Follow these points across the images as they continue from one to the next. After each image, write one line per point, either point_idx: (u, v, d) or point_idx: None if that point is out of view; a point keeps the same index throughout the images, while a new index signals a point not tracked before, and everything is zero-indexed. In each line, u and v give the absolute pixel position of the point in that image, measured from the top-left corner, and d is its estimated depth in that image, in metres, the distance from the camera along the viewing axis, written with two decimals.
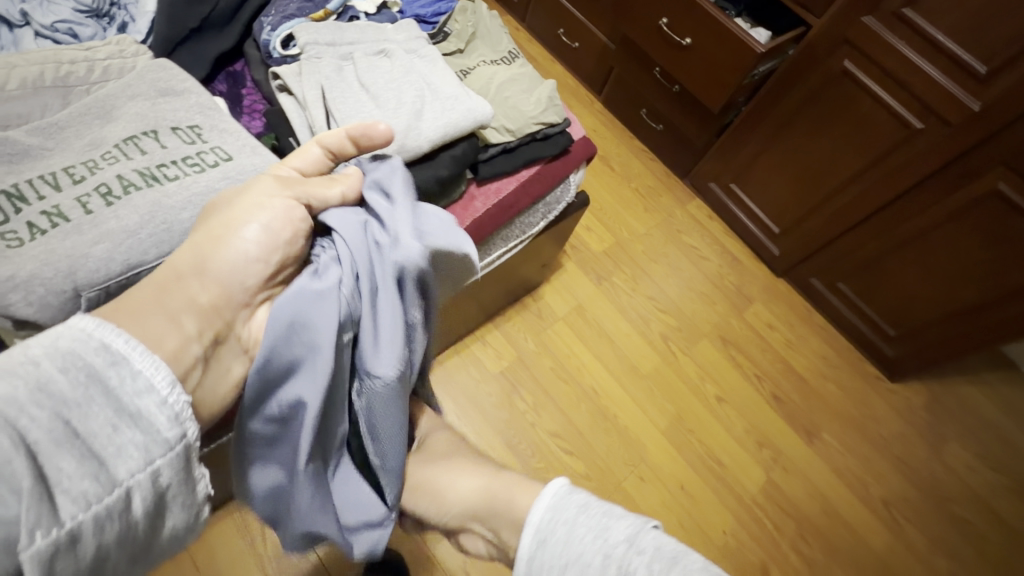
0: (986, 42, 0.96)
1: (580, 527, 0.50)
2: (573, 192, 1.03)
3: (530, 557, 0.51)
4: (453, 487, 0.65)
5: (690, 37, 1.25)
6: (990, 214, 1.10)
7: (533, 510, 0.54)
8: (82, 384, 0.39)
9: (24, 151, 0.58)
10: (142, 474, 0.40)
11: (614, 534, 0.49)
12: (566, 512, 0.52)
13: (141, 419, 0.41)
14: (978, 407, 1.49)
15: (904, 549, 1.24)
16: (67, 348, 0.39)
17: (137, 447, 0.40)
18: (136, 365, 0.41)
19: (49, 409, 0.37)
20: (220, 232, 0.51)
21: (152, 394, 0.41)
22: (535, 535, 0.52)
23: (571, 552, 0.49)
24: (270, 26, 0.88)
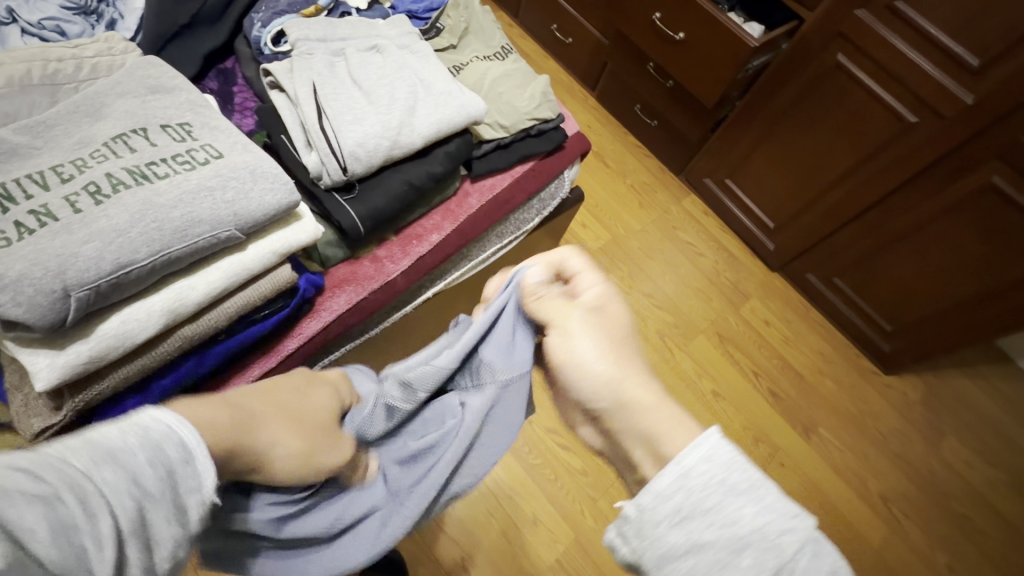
0: (979, 35, 0.97)
1: (739, 496, 0.39)
2: (567, 188, 1.03)
3: (659, 496, 0.40)
4: (596, 362, 0.47)
5: (684, 31, 1.25)
6: (984, 206, 1.10)
7: (685, 451, 0.41)
8: (162, 479, 0.33)
9: (11, 151, 0.58)
10: (167, 574, 0.33)
11: (779, 521, 0.38)
12: (727, 474, 0.40)
13: (182, 514, 0.34)
14: (973, 400, 1.50)
15: (900, 541, 1.26)
16: (145, 429, 0.33)
17: (171, 544, 0.33)
18: (201, 464, 0.35)
19: (121, 491, 0.31)
20: (276, 422, 0.47)
21: (199, 494, 0.35)
22: (679, 476, 0.40)
23: (725, 518, 0.38)
24: (261, 22, 0.88)
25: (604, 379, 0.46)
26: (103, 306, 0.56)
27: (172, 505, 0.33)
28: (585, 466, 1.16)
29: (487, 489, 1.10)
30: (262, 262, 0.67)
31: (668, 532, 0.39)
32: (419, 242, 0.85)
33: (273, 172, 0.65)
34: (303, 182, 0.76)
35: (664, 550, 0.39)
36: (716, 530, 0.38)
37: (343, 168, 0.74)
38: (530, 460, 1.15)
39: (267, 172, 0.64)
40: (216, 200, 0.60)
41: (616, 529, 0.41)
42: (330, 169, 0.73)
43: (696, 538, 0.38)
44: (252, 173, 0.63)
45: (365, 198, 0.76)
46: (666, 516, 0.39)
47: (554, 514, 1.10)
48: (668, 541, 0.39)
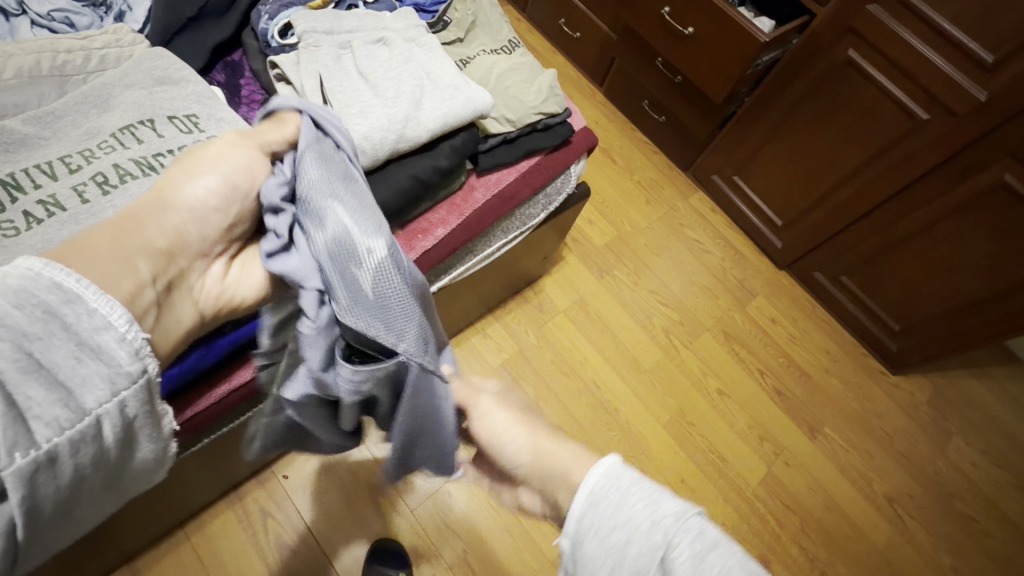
0: (994, 30, 0.95)
1: (632, 497, 0.43)
2: (573, 184, 1.02)
3: (578, 517, 0.44)
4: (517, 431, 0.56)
5: (693, 27, 1.24)
6: (993, 205, 1.09)
7: (588, 475, 0.45)
8: (42, 322, 0.38)
9: (20, 140, 0.58)
10: (109, 405, 0.40)
11: (666, 506, 0.42)
12: (621, 480, 0.45)
13: (102, 352, 0.40)
14: (983, 402, 1.48)
15: (904, 541, 1.25)
16: (16, 284, 0.38)
17: (102, 378, 0.40)
18: (92, 304, 0.40)
19: (8, 339, 0.36)
20: (179, 177, 0.52)
21: (110, 331, 0.40)
22: (586, 496, 0.45)
23: (621, 518, 0.42)
24: (267, 15, 0.87)
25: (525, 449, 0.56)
26: None
27: (72, 340, 0.39)
28: None
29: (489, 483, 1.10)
30: None
31: (588, 543, 0.43)
32: (425, 236, 0.84)
33: None
34: None
35: (590, 564, 0.42)
36: (619, 530, 0.42)
37: None
38: None
39: None
40: None
41: (563, 565, 0.46)
42: None
43: (609, 544, 0.42)
44: None
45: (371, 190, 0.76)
46: (587, 529, 0.43)
47: None
48: (590, 555, 0.43)
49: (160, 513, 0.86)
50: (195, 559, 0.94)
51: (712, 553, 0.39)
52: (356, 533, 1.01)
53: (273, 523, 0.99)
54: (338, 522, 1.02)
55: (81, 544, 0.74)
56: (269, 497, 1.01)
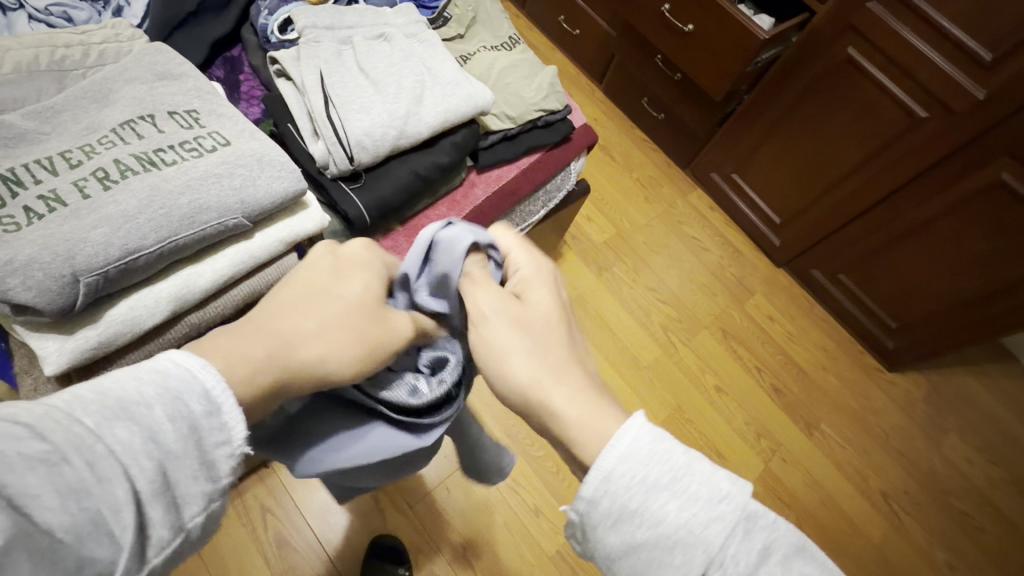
0: (992, 28, 0.95)
1: (661, 492, 0.38)
2: (573, 181, 1.02)
3: (590, 502, 0.38)
4: (523, 360, 0.46)
5: (693, 24, 1.24)
6: (991, 203, 1.09)
7: (604, 452, 0.39)
8: (184, 436, 0.34)
9: (19, 136, 0.58)
10: (200, 518, 0.36)
11: (708, 507, 0.37)
12: (651, 468, 0.38)
13: (212, 468, 0.36)
14: (978, 399, 1.50)
15: (899, 537, 1.26)
16: (172, 387, 0.35)
17: (202, 497, 0.36)
18: (227, 417, 0.37)
19: (155, 457, 0.33)
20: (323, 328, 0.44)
21: (228, 446, 0.37)
22: (602, 483, 0.38)
23: (654, 515, 0.37)
24: (267, 10, 0.87)
25: (518, 379, 0.45)
26: (111, 291, 0.57)
27: (198, 459, 0.35)
28: None
29: (488, 479, 1.10)
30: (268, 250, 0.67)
31: (604, 534, 0.38)
32: None
33: (280, 160, 0.65)
34: (309, 170, 0.76)
35: (607, 550, 0.39)
36: (648, 531, 0.37)
37: (350, 157, 0.73)
38: (531, 451, 1.15)
39: (274, 160, 0.64)
40: (223, 186, 0.60)
41: (571, 531, 0.42)
42: (336, 158, 0.73)
43: (632, 540, 0.37)
44: (259, 161, 0.63)
45: (372, 186, 0.77)
46: (601, 520, 0.38)
47: (554, 505, 1.11)
48: (610, 543, 0.38)
49: None
50: (195, 556, 0.94)
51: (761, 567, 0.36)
52: (356, 528, 1.02)
53: (273, 520, 0.99)
54: (337, 518, 1.02)
55: None
56: (269, 493, 1.01)
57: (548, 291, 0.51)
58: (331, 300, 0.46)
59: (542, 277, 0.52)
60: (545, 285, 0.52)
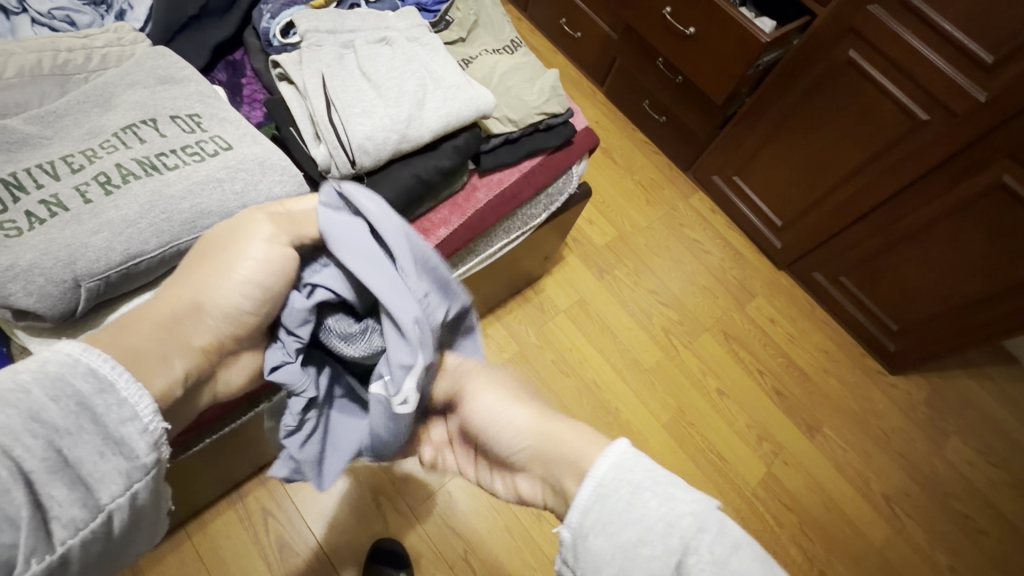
0: (994, 31, 0.95)
1: (644, 493, 0.49)
2: (575, 184, 1.02)
3: (584, 509, 0.50)
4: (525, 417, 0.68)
5: (694, 27, 1.23)
6: (992, 205, 1.09)
7: (597, 464, 0.52)
8: (74, 412, 0.42)
9: (21, 140, 0.58)
10: (121, 498, 0.44)
11: (682, 508, 0.48)
12: (632, 472, 0.51)
13: (124, 445, 0.44)
14: (979, 402, 1.49)
15: (902, 540, 1.25)
16: (54, 374, 0.43)
17: (120, 472, 0.44)
18: (122, 393, 0.45)
19: (42, 436, 0.40)
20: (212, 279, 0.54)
21: (135, 422, 0.45)
22: (593, 488, 0.50)
23: (633, 515, 0.48)
24: (269, 14, 0.87)
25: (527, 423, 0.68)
26: (113, 296, 0.57)
27: (99, 434, 0.43)
28: None
29: None
30: None
31: (595, 537, 0.49)
32: (427, 235, 0.84)
33: (282, 164, 0.64)
34: (312, 174, 0.76)
35: (596, 553, 0.48)
36: (632, 530, 0.48)
37: (352, 161, 0.73)
38: None
39: (276, 164, 0.64)
40: (224, 191, 0.60)
41: (560, 555, 0.52)
42: (339, 162, 0.73)
43: (618, 541, 0.48)
44: (261, 165, 0.63)
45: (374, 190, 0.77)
46: (593, 524, 0.49)
47: (555, 508, 1.11)
48: (598, 547, 0.48)
49: None
50: (196, 560, 0.94)
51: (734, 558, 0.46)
52: (356, 531, 1.01)
53: (274, 523, 0.99)
54: (338, 521, 1.01)
55: None
56: (270, 496, 1.01)
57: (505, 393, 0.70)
58: (217, 250, 0.56)
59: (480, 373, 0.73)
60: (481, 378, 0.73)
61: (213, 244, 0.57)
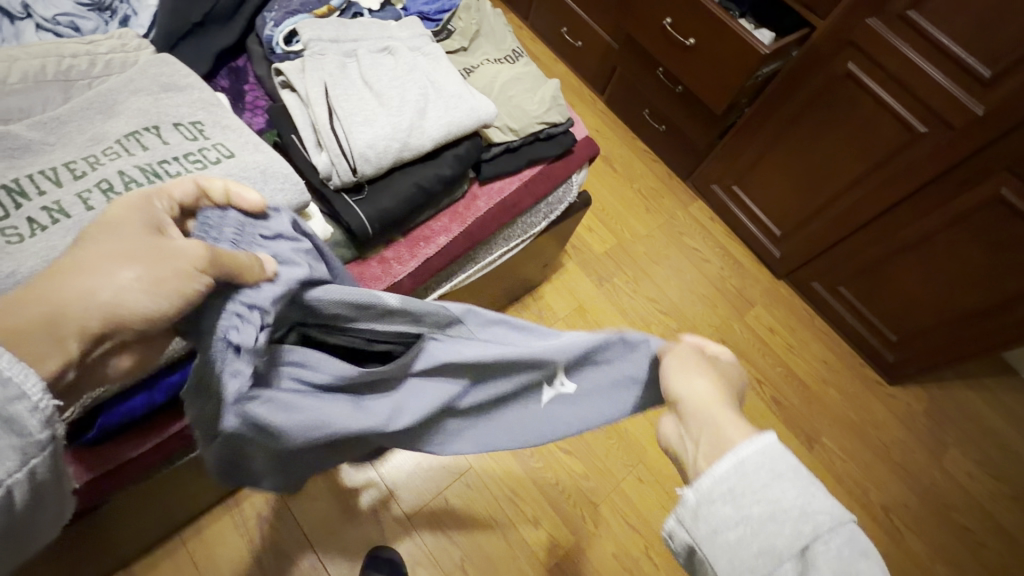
0: (991, 45, 0.96)
1: (786, 481, 0.40)
2: (575, 193, 1.03)
3: (715, 476, 0.41)
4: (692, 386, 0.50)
5: (694, 37, 1.24)
6: (991, 217, 1.10)
7: (741, 442, 0.42)
8: None
9: (24, 146, 0.58)
10: (21, 475, 0.36)
11: (820, 501, 0.39)
12: (779, 461, 0.41)
13: (16, 424, 0.35)
14: (978, 413, 1.49)
15: (899, 552, 1.25)
16: None
17: (14, 450, 0.35)
18: (6, 371, 0.34)
19: None
20: (102, 264, 0.39)
21: (26, 401, 0.35)
22: (733, 462, 0.41)
23: (769, 492, 0.40)
24: (273, 22, 0.87)
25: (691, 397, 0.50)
26: None
27: None
28: (585, 469, 1.16)
29: (487, 490, 1.10)
30: None
31: (717, 507, 0.40)
32: (427, 243, 0.84)
33: (283, 173, 0.65)
34: (312, 181, 0.76)
35: (714, 521, 0.40)
36: (762, 505, 0.39)
37: (353, 169, 0.74)
38: (530, 462, 1.14)
39: (278, 172, 0.64)
40: None
41: (674, 517, 0.42)
42: (339, 170, 0.73)
43: (745, 513, 0.39)
44: (263, 173, 0.63)
45: (375, 198, 0.77)
46: (721, 492, 0.41)
47: (552, 515, 1.10)
48: (720, 516, 0.40)
49: (157, 519, 0.86)
50: (192, 567, 0.93)
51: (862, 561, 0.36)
52: (353, 539, 1.01)
53: (270, 530, 0.98)
54: (335, 529, 1.01)
55: (77, 549, 0.73)
56: (267, 502, 1.00)
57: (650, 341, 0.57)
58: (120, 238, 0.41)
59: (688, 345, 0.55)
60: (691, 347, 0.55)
61: (110, 230, 0.41)
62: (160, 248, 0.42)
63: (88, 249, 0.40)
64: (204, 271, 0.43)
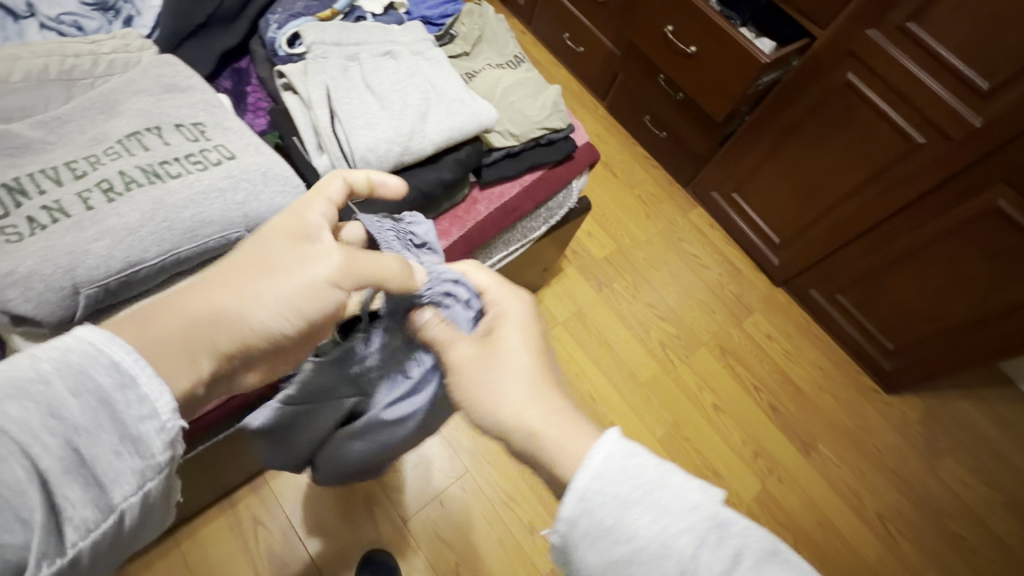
0: (990, 58, 0.96)
1: (635, 507, 0.39)
2: (575, 198, 1.03)
3: (568, 522, 0.40)
4: (495, 379, 0.50)
5: (695, 45, 1.25)
6: (989, 229, 1.10)
7: (577, 473, 0.41)
8: (92, 409, 0.34)
9: (25, 145, 0.58)
10: (135, 499, 0.35)
11: (676, 523, 0.38)
12: (622, 482, 0.40)
13: (141, 445, 0.35)
14: (974, 423, 1.49)
15: (895, 561, 1.24)
16: (76, 364, 0.34)
17: (134, 474, 0.35)
18: (144, 389, 0.36)
19: (60, 434, 0.32)
20: (246, 285, 0.44)
21: (154, 419, 0.36)
22: (578, 501, 0.40)
23: (623, 530, 0.38)
24: (276, 24, 0.88)
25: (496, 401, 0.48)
26: (111, 303, 0.57)
27: (117, 432, 0.34)
28: None
29: (481, 494, 1.10)
30: None
31: (584, 553, 0.39)
32: None
33: (284, 175, 0.65)
34: (313, 183, 0.76)
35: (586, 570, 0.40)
36: (623, 547, 0.38)
37: None
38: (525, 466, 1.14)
39: (278, 174, 0.65)
40: (226, 200, 0.60)
41: (551, 556, 0.42)
42: None
43: (610, 558, 0.38)
44: (263, 174, 0.63)
45: (374, 201, 0.77)
46: (581, 538, 0.39)
47: (547, 520, 1.10)
48: (586, 563, 0.39)
49: None
50: (185, 568, 0.92)
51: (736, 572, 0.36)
52: (348, 543, 1.01)
53: (264, 531, 0.98)
54: (329, 531, 1.01)
55: None
56: (261, 503, 1.00)
57: (522, 335, 0.53)
58: (262, 257, 0.46)
59: (518, 308, 0.56)
60: (521, 312, 0.55)
61: (254, 248, 0.46)
62: (305, 261, 0.46)
63: (233, 268, 0.45)
64: (340, 292, 0.47)
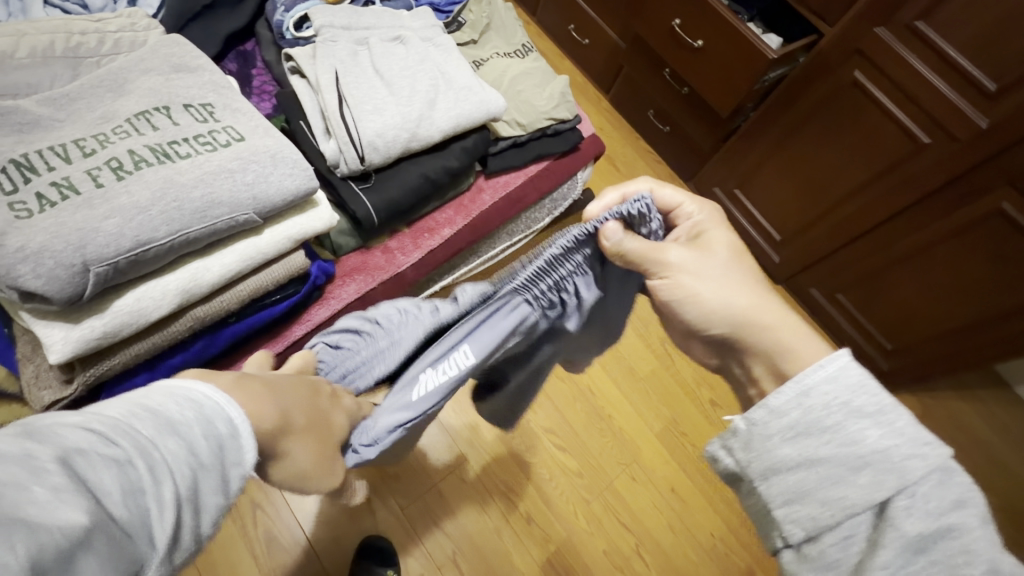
0: (999, 61, 0.97)
1: (863, 418, 0.40)
2: (580, 189, 1.03)
3: (774, 412, 0.42)
4: (706, 287, 0.49)
5: (702, 39, 1.25)
6: (992, 231, 1.10)
7: (808, 371, 0.42)
8: (213, 450, 0.35)
9: (33, 122, 0.58)
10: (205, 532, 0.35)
11: (903, 445, 0.38)
12: (856, 395, 0.40)
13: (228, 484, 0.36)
14: (970, 424, 1.51)
15: None
16: (203, 410, 0.36)
17: (213, 509, 0.35)
18: (244, 441, 0.37)
19: (189, 468, 0.33)
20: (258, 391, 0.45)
21: (240, 467, 0.37)
22: (794, 395, 0.41)
23: (844, 436, 0.40)
24: (283, 7, 0.87)
25: (716, 309, 0.48)
26: (119, 282, 0.56)
27: (220, 474, 0.35)
28: (579, 466, 1.16)
29: (481, 484, 1.10)
30: (276, 248, 0.67)
31: (782, 446, 0.41)
32: (431, 235, 0.86)
33: (293, 158, 0.65)
34: (319, 168, 0.76)
35: (774, 461, 0.41)
36: (832, 446, 0.40)
37: (361, 157, 0.73)
38: (525, 456, 1.15)
39: (287, 157, 0.64)
40: (236, 181, 0.60)
41: (721, 441, 0.45)
42: (347, 158, 0.73)
43: (810, 454, 0.40)
44: (273, 157, 0.63)
45: (381, 188, 0.77)
46: (779, 431, 0.41)
47: (546, 512, 1.11)
48: (781, 455, 0.41)
49: None
50: None
51: (954, 513, 0.36)
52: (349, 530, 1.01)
53: (263, 516, 0.98)
54: (328, 517, 1.02)
55: None
56: (260, 489, 1.00)
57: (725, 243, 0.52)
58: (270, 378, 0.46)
59: (715, 217, 0.53)
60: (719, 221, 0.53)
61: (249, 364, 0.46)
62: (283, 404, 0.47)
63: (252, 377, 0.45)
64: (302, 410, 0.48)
